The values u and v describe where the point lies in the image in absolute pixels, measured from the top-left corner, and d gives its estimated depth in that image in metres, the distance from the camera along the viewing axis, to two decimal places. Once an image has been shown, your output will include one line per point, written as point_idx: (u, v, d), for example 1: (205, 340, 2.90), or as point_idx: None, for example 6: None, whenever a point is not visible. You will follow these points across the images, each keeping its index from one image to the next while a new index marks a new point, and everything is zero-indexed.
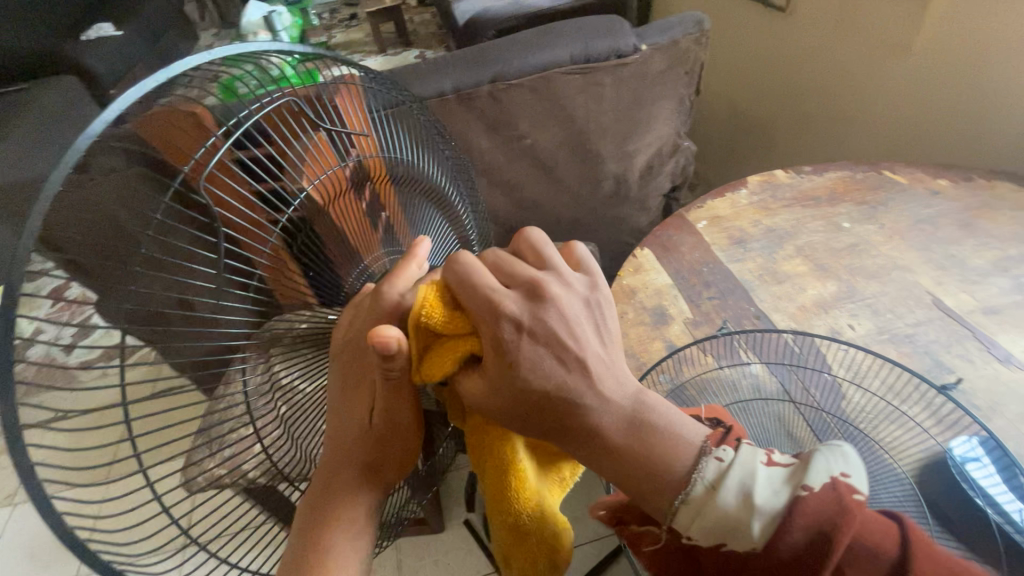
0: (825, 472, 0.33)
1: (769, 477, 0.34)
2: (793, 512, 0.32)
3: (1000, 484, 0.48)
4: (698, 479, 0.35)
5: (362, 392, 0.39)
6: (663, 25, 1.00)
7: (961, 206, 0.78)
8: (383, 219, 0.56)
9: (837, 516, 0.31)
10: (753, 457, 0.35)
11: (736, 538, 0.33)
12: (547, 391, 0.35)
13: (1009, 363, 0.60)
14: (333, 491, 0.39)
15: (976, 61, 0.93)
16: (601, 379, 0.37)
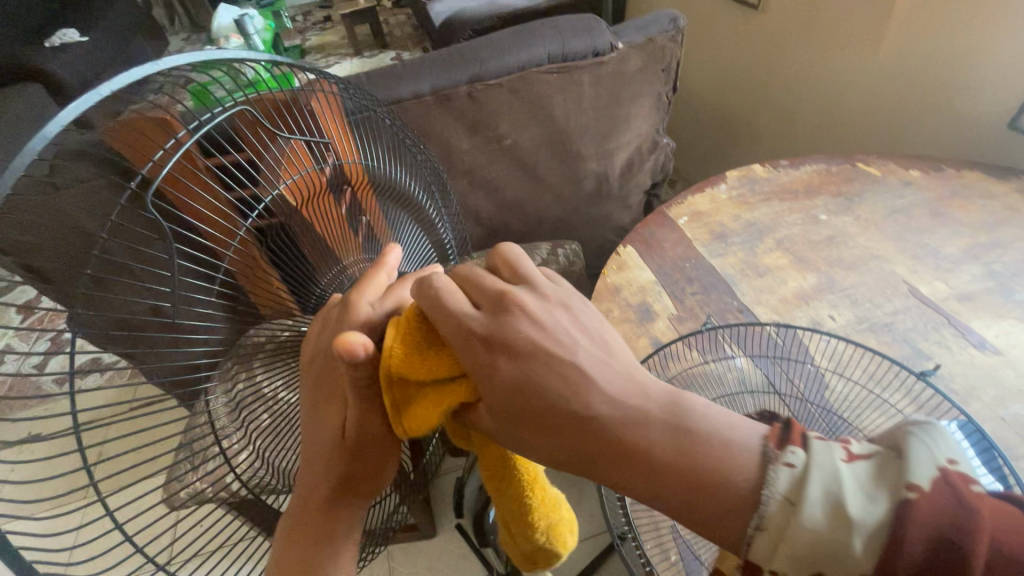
0: (928, 462, 0.23)
1: (857, 480, 0.24)
2: (901, 522, 0.22)
3: (979, 465, 0.49)
4: (768, 495, 0.25)
5: (334, 402, 0.38)
6: (638, 24, 1.01)
7: (933, 195, 0.80)
8: (362, 225, 0.56)
9: (959, 520, 0.22)
10: (831, 454, 0.25)
11: (835, 568, 0.23)
12: (543, 406, 0.29)
13: (983, 347, 0.61)
14: (309, 503, 0.38)
15: (942, 53, 0.95)
16: (608, 385, 0.29)
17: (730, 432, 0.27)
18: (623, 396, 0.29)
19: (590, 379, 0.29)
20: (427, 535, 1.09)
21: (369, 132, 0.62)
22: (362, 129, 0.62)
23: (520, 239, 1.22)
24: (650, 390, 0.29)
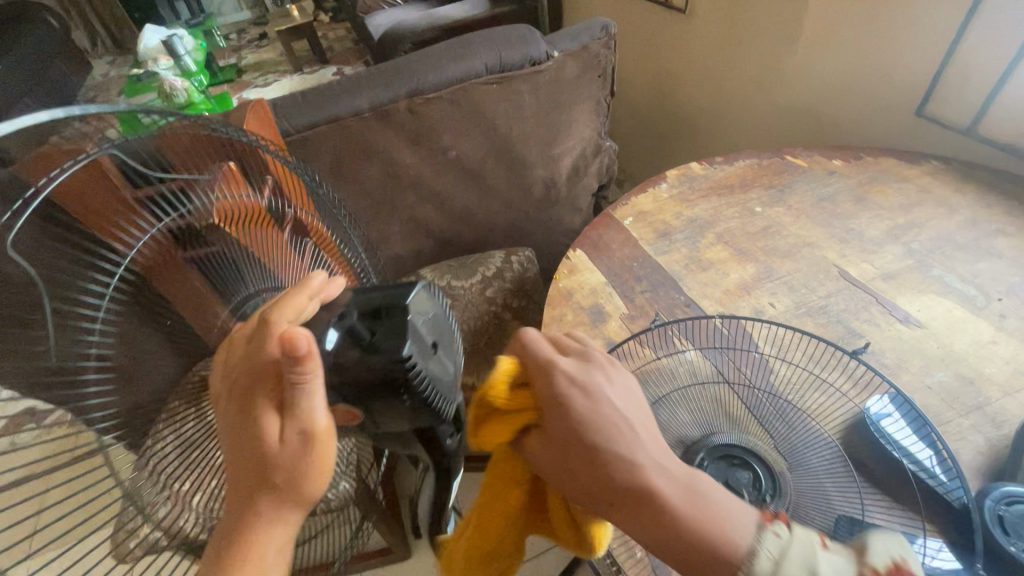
0: (886, 554, 0.32)
1: (831, 562, 0.32)
2: None
3: (911, 434, 0.52)
4: (762, 552, 0.33)
5: (264, 419, 0.33)
6: (572, 32, 1.03)
7: (855, 182, 0.85)
8: (305, 249, 0.53)
9: None
10: (811, 538, 0.33)
11: None
12: (599, 444, 0.36)
13: (908, 322, 0.65)
14: (241, 526, 0.35)
15: (850, 48, 1.01)
16: (648, 444, 0.37)
17: (735, 504, 0.36)
18: (661, 458, 0.36)
19: (642, 441, 0.37)
20: (402, 556, 1.07)
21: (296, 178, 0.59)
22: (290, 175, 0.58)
23: (474, 249, 1.22)
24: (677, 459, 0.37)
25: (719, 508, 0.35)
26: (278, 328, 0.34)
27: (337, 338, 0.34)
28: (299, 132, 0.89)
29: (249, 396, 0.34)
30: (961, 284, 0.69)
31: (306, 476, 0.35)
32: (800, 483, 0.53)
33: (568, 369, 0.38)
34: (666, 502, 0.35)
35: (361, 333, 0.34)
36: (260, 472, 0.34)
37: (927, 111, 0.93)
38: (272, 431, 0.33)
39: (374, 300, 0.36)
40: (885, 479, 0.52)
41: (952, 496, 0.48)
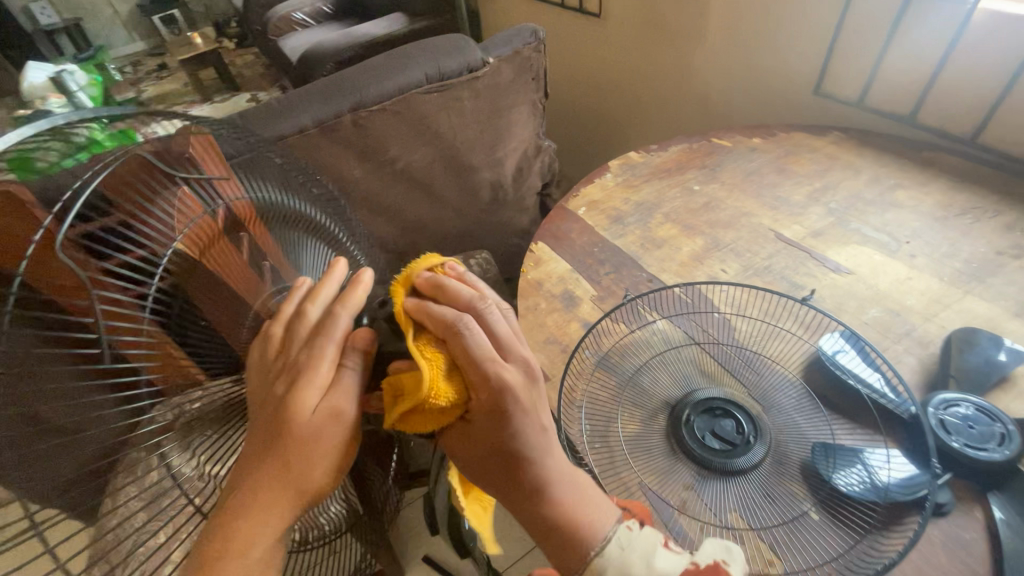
0: (710, 556, 0.40)
1: (667, 555, 0.39)
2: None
3: (860, 362, 0.59)
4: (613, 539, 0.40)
5: (299, 397, 0.33)
6: (503, 38, 1.08)
7: (775, 156, 0.95)
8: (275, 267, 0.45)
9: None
10: (654, 539, 0.40)
11: None
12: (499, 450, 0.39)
13: (839, 270, 0.74)
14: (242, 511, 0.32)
15: (751, 39, 1.13)
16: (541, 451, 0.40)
17: (593, 503, 0.43)
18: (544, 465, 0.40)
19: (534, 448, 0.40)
20: None
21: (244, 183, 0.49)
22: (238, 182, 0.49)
23: (430, 259, 1.22)
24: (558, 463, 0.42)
25: (597, 508, 0.42)
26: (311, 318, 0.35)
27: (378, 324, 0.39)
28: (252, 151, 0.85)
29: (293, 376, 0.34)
30: (876, 233, 0.78)
31: (325, 463, 0.34)
32: (776, 421, 0.58)
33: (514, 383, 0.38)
34: (557, 505, 0.41)
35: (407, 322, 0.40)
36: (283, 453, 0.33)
37: (824, 89, 1.05)
38: (306, 407, 0.33)
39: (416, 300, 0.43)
40: (844, 406, 0.58)
41: (901, 409, 0.55)
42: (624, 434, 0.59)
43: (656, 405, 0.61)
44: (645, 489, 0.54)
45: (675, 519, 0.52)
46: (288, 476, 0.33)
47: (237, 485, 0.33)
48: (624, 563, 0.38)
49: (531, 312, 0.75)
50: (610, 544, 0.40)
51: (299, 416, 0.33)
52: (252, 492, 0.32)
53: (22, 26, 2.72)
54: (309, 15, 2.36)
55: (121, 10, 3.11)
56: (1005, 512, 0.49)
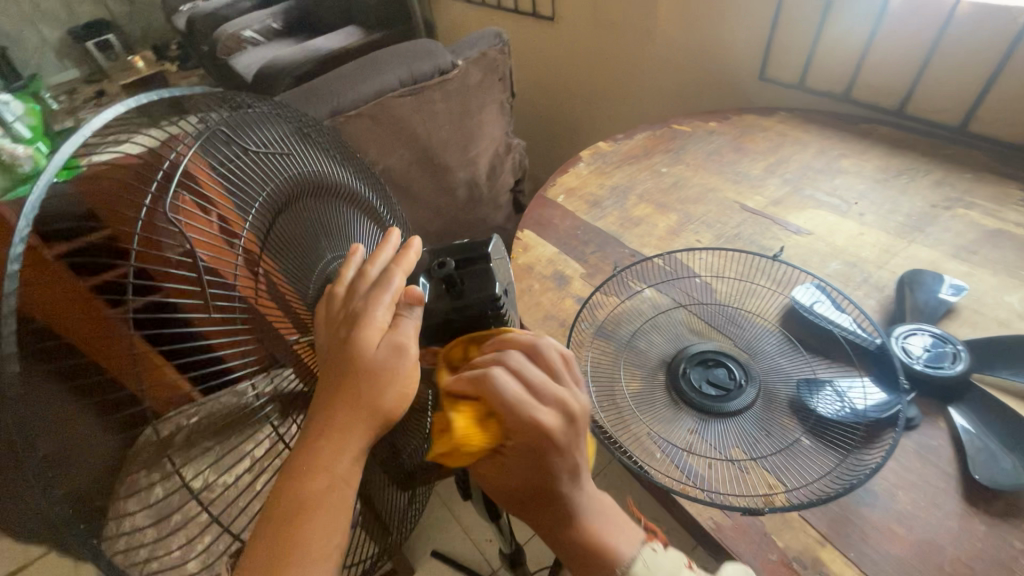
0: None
1: None
2: None
3: (829, 307, 0.66)
4: (641, 561, 0.42)
5: (363, 335, 0.39)
6: (469, 42, 1.13)
7: (731, 137, 1.03)
8: (285, 261, 0.51)
9: None
10: (680, 561, 0.43)
11: None
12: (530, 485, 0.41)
13: (800, 232, 0.81)
14: (317, 432, 0.38)
15: (696, 32, 1.22)
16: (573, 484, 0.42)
17: (621, 524, 0.45)
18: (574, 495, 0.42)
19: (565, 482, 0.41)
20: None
21: (266, 172, 0.52)
22: (256, 171, 0.51)
23: None
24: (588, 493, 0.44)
25: (622, 535, 0.44)
26: (370, 272, 0.44)
27: (431, 283, 0.47)
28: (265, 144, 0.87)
29: (355, 317, 0.41)
30: (828, 197, 0.87)
31: (393, 388, 0.38)
32: (762, 366, 0.64)
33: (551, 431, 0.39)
34: (587, 533, 0.43)
35: (455, 281, 0.48)
36: (348, 382, 0.38)
37: (767, 75, 1.15)
38: (369, 344, 0.39)
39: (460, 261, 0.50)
40: (819, 346, 0.65)
41: (868, 342, 0.62)
42: (628, 391, 0.64)
43: (654, 364, 0.66)
44: (654, 437, 0.59)
45: (685, 460, 0.57)
46: (359, 401, 0.38)
47: (319, 417, 0.39)
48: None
49: (526, 293, 0.79)
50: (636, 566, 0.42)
51: (365, 350, 0.39)
52: (331, 417, 0.38)
53: None
54: (257, 33, 2.33)
55: (50, 37, 2.96)
56: (964, 418, 0.56)
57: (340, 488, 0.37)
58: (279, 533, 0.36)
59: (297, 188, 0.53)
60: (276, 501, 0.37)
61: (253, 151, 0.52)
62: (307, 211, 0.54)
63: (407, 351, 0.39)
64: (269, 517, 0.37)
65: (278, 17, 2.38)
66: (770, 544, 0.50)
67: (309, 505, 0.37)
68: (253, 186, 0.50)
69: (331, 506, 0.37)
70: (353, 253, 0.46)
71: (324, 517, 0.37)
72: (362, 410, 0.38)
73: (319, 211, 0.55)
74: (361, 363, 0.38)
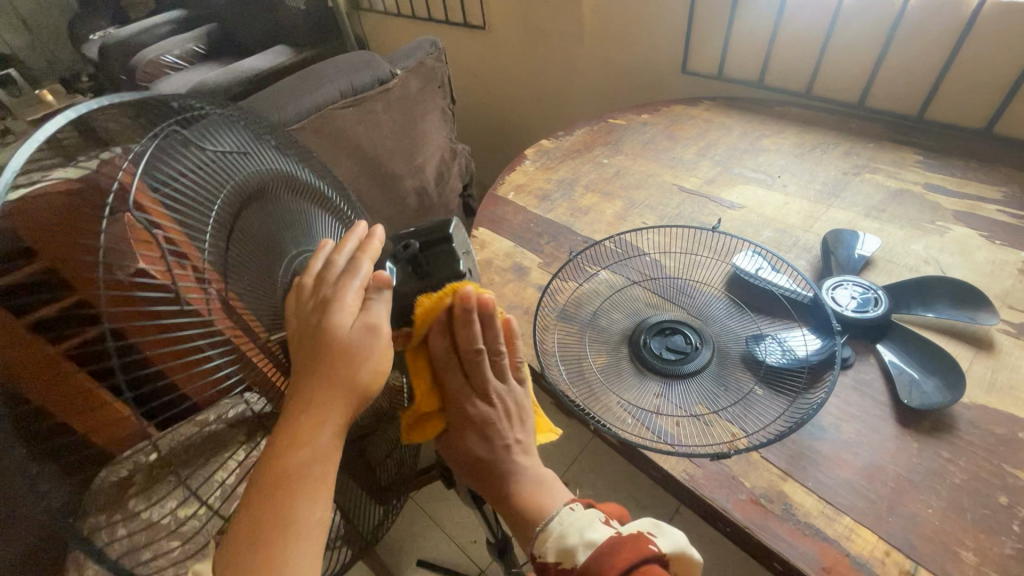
0: (639, 526, 0.44)
1: (603, 528, 0.44)
2: (609, 542, 0.42)
3: (767, 269, 0.72)
4: (556, 514, 0.46)
5: (335, 316, 0.42)
6: (405, 52, 1.15)
7: (663, 126, 1.10)
8: (248, 261, 0.51)
9: (622, 542, 0.42)
10: (596, 517, 0.46)
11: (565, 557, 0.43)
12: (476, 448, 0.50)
13: (734, 206, 0.88)
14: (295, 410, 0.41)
15: (620, 32, 1.29)
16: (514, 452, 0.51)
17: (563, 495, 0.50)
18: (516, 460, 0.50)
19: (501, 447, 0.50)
20: None
21: (221, 177, 0.51)
22: (210, 180, 0.50)
23: None
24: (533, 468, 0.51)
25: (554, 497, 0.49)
26: (337, 261, 0.46)
27: (398, 267, 0.49)
28: None
29: (325, 302, 0.42)
30: (754, 173, 0.95)
31: (370, 365, 0.42)
32: (714, 329, 0.69)
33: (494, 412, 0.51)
34: (530, 502, 0.48)
35: (420, 263, 0.50)
36: (322, 360, 0.41)
37: (689, 68, 1.23)
38: (343, 325, 0.42)
39: (424, 241, 0.52)
40: (763, 306, 0.71)
41: (803, 296, 0.68)
42: (596, 366, 0.67)
43: (616, 338, 0.70)
44: (624, 405, 0.62)
45: (654, 421, 0.61)
46: (338, 379, 0.41)
47: (297, 396, 0.41)
48: (561, 532, 0.44)
49: (489, 287, 0.81)
50: (551, 522, 0.45)
51: (339, 330, 0.41)
52: (310, 396, 0.41)
53: None
54: (179, 58, 2.25)
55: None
56: (892, 354, 0.63)
57: (323, 459, 0.41)
58: (267, 500, 0.39)
59: (252, 190, 0.53)
60: (261, 476, 0.40)
61: (206, 156, 0.51)
62: (267, 212, 0.54)
63: (379, 331, 0.43)
64: (253, 491, 0.39)
65: (200, 41, 2.31)
66: (739, 485, 0.55)
67: (292, 474, 0.40)
68: (207, 196, 0.50)
69: (312, 479, 0.40)
70: (322, 247, 0.48)
71: (310, 485, 0.40)
72: (342, 388, 0.41)
73: (277, 212, 0.55)
74: (338, 344, 0.41)
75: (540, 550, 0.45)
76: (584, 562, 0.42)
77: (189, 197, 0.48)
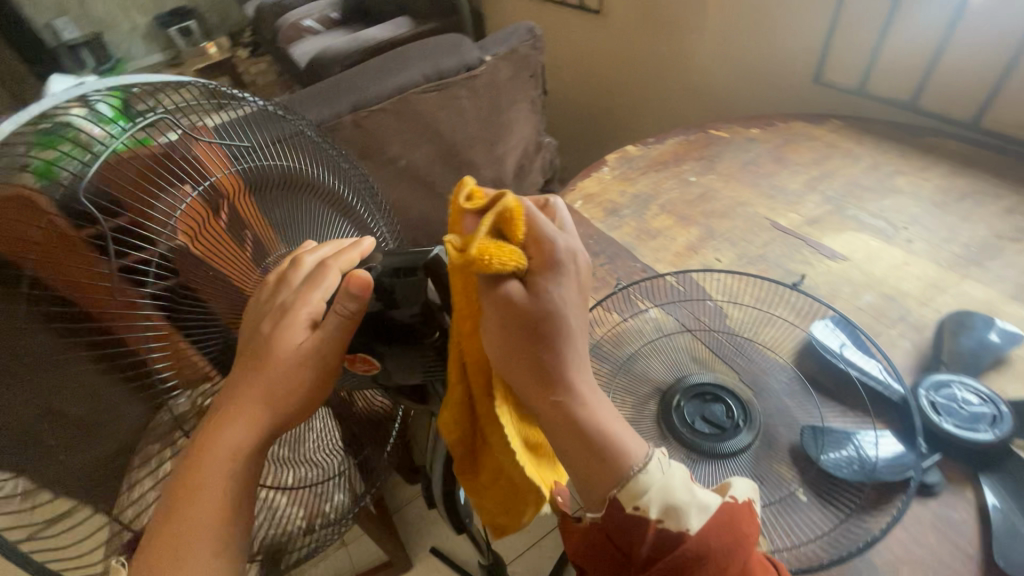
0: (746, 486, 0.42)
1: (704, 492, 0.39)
2: (731, 515, 0.38)
3: (854, 350, 0.59)
4: (652, 462, 0.39)
5: (283, 340, 0.41)
6: (500, 37, 1.10)
7: (772, 145, 0.95)
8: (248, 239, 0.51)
9: (745, 518, 0.39)
10: (686, 473, 0.40)
11: (673, 517, 0.37)
12: (557, 320, 0.37)
13: (835, 257, 0.74)
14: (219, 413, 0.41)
15: (747, 27, 1.12)
16: (578, 345, 0.40)
17: (618, 429, 0.40)
18: (577, 360, 0.40)
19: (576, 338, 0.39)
20: (404, 569, 1.05)
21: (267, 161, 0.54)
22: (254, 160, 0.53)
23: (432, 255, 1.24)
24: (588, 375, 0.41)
25: (631, 437, 0.40)
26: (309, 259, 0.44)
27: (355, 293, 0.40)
28: None
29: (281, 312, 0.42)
30: (872, 219, 0.78)
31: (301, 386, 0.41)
32: (766, 406, 0.59)
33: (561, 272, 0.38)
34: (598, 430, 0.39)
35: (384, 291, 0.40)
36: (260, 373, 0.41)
37: (823, 77, 1.05)
38: (285, 355, 0.41)
39: (394, 260, 0.41)
40: (836, 390, 0.58)
41: (891, 391, 0.55)
42: None
43: (647, 392, 0.62)
44: None
45: None
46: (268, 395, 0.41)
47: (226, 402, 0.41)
48: (664, 486, 0.38)
49: None
50: (650, 467, 0.39)
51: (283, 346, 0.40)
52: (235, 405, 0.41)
53: (46, 40, 2.77)
54: (317, 22, 2.41)
55: (140, 24, 3.12)
56: (995, 495, 0.49)
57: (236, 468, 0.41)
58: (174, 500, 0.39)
59: (286, 181, 0.55)
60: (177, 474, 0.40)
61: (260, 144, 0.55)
62: (292, 205, 0.56)
63: (326, 357, 0.41)
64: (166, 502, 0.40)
65: (337, 7, 2.44)
66: None
67: (201, 480, 0.40)
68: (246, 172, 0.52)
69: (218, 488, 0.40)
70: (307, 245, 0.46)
71: (214, 495, 0.40)
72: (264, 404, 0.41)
73: (300, 208, 0.57)
74: (280, 370, 0.41)
75: (627, 498, 0.38)
76: (696, 530, 0.37)
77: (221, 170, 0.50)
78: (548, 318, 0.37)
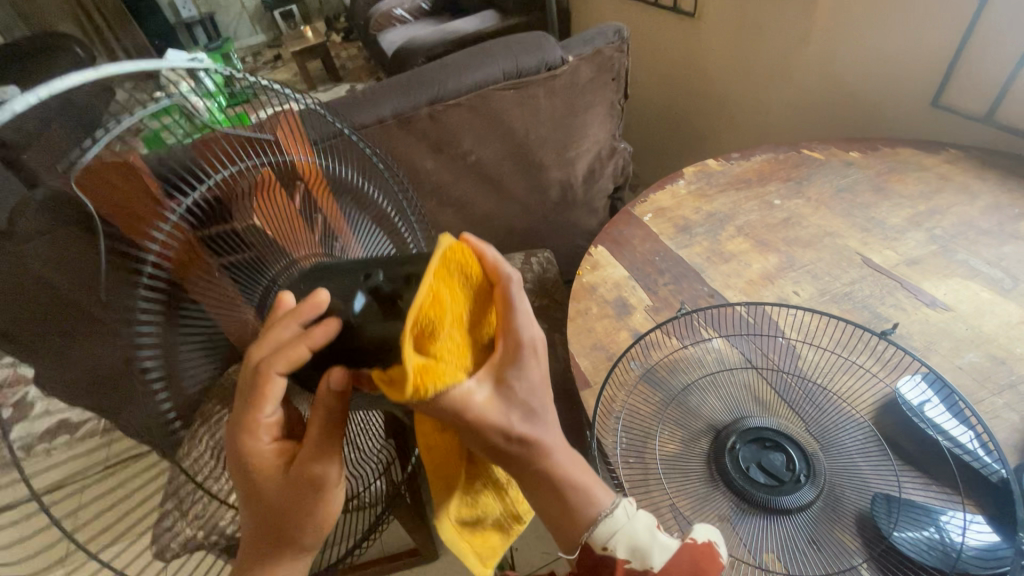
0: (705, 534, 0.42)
1: (657, 529, 0.40)
2: (686, 549, 0.40)
3: (948, 416, 0.52)
4: (616, 511, 0.40)
5: (267, 472, 0.37)
6: (585, 37, 1.06)
7: (874, 173, 0.86)
8: (319, 222, 0.51)
9: (701, 561, 0.39)
10: (650, 517, 0.41)
11: (638, 557, 0.39)
12: (507, 410, 0.38)
13: (935, 305, 0.66)
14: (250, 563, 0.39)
15: (857, 40, 1.02)
16: (538, 420, 0.39)
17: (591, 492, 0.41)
18: (541, 435, 0.39)
19: (532, 417, 0.39)
20: (429, 559, 1.06)
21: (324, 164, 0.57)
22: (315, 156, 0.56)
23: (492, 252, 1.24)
24: (554, 441, 0.40)
25: (600, 486, 0.42)
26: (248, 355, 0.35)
27: (365, 300, 0.37)
28: (368, 126, 0.93)
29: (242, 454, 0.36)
30: (987, 267, 0.69)
31: (313, 513, 0.38)
32: (834, 464, 0.53)
33: (529, 367, 0.39)
34: (562, 499, 0.40)
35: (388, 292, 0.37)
36: (265, 514, 0.38)
37: (944, 101, 0.94)
38: (276, 487, 0.37)
39: (405, 270, 0.38)
40: (921, 457, 0.52)
41: (988, 471, 0.48)
42: (661, 453, 0.57)
43: (699, 427, 0.58)
44: (677, 514, 0.52)
45: None
46: (284, 529, 0.38)
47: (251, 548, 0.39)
48: (631, 531, 0.40)
49: (581, 315, 0.73)
50: (616, 510, 0.40)
51: (269, 485, 0.37)
52: (258, 549, 0.39)
53: (167, 17, 3.01)
54: (407, 12, 2.46)
55: (248, 5, 3.30)
56: None
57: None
58: None
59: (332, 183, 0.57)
60: None
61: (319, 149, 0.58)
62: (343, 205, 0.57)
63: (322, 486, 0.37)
64: None
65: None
66: None
67: None
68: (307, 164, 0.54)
69: None
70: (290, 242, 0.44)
71: None
72: (280, 540, 0.38)
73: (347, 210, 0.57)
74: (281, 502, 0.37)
75: (597, 541, 0.40)
76: (661, 567, 0.38)
77: (286, 142, 0.53)
78: (501, 411, 0.37)
